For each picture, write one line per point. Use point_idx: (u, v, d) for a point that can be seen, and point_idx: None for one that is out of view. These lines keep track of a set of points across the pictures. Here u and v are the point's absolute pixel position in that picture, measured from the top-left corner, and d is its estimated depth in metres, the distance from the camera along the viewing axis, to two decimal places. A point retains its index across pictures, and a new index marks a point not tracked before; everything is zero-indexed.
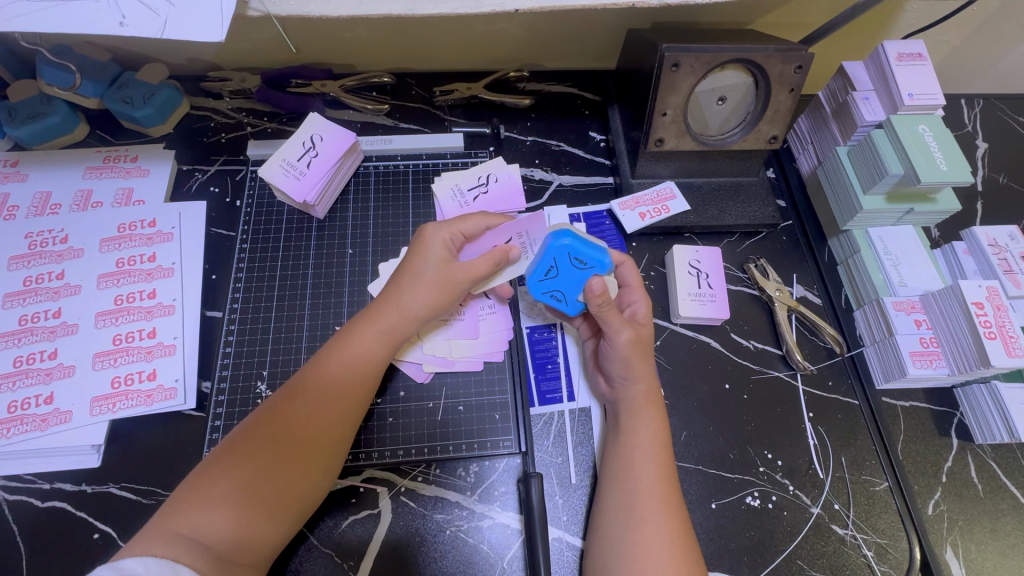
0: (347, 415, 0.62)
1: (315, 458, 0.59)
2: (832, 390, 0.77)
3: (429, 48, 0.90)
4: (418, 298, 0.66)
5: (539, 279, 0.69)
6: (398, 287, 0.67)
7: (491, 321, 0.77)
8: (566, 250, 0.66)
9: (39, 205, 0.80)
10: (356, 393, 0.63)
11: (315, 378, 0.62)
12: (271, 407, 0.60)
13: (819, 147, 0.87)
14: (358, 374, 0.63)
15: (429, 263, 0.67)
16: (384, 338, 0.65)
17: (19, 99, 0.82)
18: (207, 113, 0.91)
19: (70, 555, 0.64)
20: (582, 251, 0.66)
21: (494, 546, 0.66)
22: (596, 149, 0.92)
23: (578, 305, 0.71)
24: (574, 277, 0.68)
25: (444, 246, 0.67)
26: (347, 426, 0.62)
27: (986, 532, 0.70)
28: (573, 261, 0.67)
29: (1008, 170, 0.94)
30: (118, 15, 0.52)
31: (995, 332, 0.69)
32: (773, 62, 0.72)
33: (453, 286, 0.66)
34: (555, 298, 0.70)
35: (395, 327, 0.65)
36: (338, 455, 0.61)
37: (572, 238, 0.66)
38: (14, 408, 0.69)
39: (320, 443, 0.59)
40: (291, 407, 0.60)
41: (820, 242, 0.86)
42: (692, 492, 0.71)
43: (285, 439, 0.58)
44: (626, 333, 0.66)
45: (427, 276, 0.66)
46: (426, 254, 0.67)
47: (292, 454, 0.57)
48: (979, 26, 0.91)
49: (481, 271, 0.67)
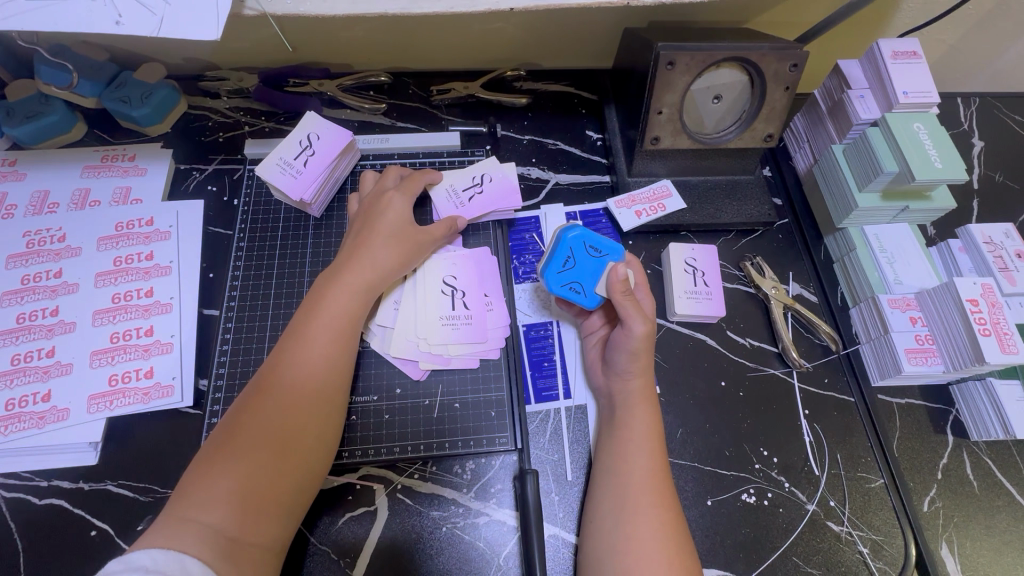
0: (331, 377, 0.63)
1: (308, 424, 0.60)
2: (828, 387, 0.77)
3: (426, 48, 0.91)
4: (383, 257, 0.70)
5: (557, 272, 0.70)
6: (364, 251, 0.70)
7: (483, 349, 0.76)
8: (580, 240, 0.70)
9: (37, 204, 0.81)
10: (337, 355, 0.64)
11: (293, 347, 0.63)
12: (255, 384, 0.61)
13: (815, 145, 0.87)
14: (336, 335, 0.65)
15: (389, 227, 0.73)
16: (359, 299, 0.68)
17: (17, 99, 0.82)
18: (204, 113, 0.91)
19: (67, 552, 0.64)
20: (595, 239, 0.70)
21: (490, 542, 0.67)
22: (593, 147, 0.92)
23: (597, 297, 0.70)
24: (588, 266, 0.70)
25: (400, 211, 0.74)
26: (333, 389, 0.63)
27: (981, 529, 0.70)
28: (590, 251, 0.71)
29: (1004, 168, 0.94)
30: (114, 14, 0.52)
31: (990, 328, 0.69)
32: (767, 60, 0.73)
33: (413, 240, 0.73)
34: (573, 290, 0.70)
35: (366, 287, 0.68)
36: (331, 419, 0.62)
37: (584, 230, 0.71)
38: (12, 406, 0.69)
39: (309, 408, 0.60)
40: (275, 374, 0.61)
41: (816, 240, 0.87)
42: (688, 489, 0.71)
43: (274, 407, 0.59)
44: (642, 325, 0.65)
45: (386, 236, 0.72)
46: (384, 218, 0.73)
47: (284, 422, 0.58)
48: (974, 25, 0.92)
49: (441, 230, 0.76)
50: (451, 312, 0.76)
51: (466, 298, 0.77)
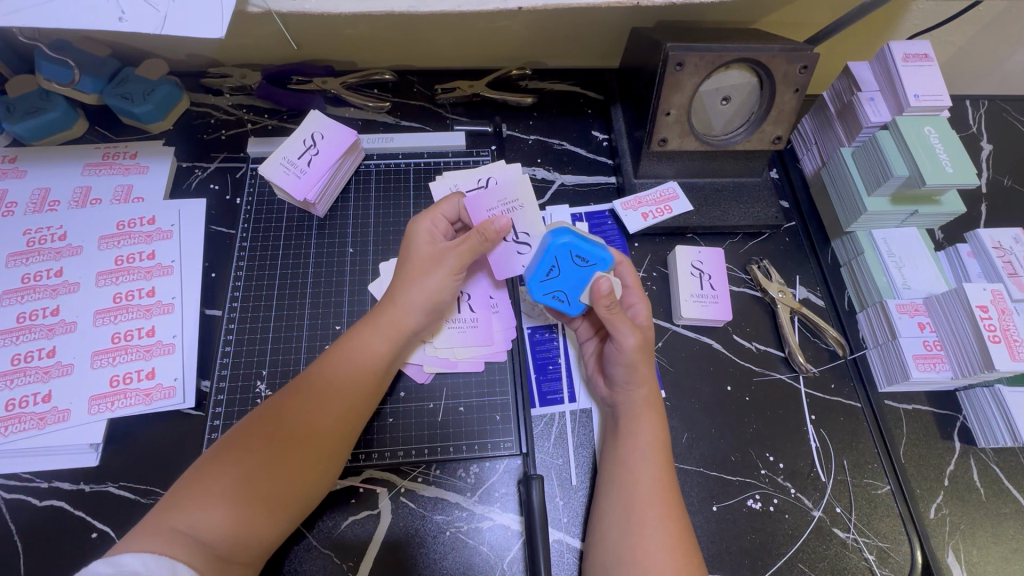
0: (348, 414, 0.62)
1: (317, 456, 0.59)
2: (834, 392, 0.77)
3: (431, 46, 0.90)
4: (415, 292, 0.67)
5: (539, 280, 0.68)
6: (397, 284, 0.68)
7: (487, 353, 0.75)
8: (568, 248, 0.66)
9: (37, 201, 0.80)
10: (358, 391, 0.63)
11: (319, 375, 0.62)
12: (276, 401, 0.60)
13: (823, 147, 0.86)
14: (363, 370, 0.64)
15: (414, 254, 0.68)
16: (385, 337, 0.66)
17: (17, 95, 0.81)
18: (206, 110, 0.90)
19: (67, 554, 0.63)
20: (583, 249, 0.66)
21: (494, 547, 0.66)
22: (599, 148, 0.91)
23: (581, 304, 0.69)
24: (574, 276, 0.67)
25: (427, 236, 0.69)
26: (349, 427, 0.62)
27: (988, 536, 0.70)
28: (576, 259, 0.67)
29: (1013, 172, 0.93)
30: (117, 10, 0.52)
31: (1000, 335, 0.69)
32: (778, 62, 0.72)
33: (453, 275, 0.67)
34: (557, 298, 0.69)
35: (398, 324, 0.66)
36: (338, 456, 0.61)
37: (574, 237, 0.66)
38: (12, 406, 0.68)
39: (319, 443, 0.59)
40: (293, 402, 0.60)
41: (823, 243, 0.86)
42: (693, 494, 0.70)
43: (286, 434, 0.58)
44: (634, 337, 0.64)
45: (424, 272, 0.67)
46: (411, 246, 0.69)
47: (291, 450, 0.57)
48: (984, 27, 0.91)
49: (461, 254, 0.66)
50: (455, 315, 0.75)
51: (472, 302, 0.76)
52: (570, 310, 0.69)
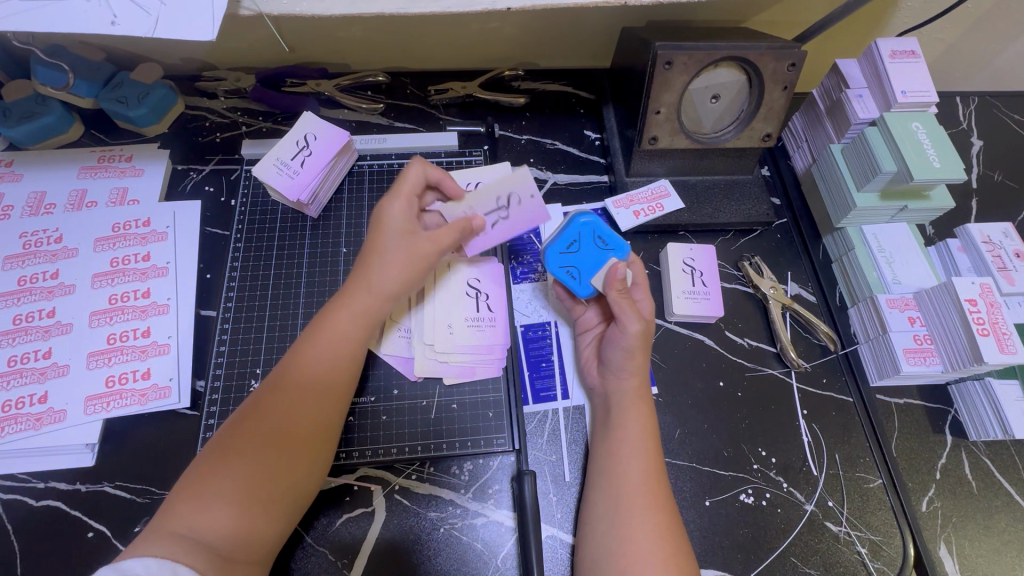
0: (330, 408, 0.62)
1: (303, 449, 0.59)
2: (826, 387, 0.77)
3: (422, 47, 0.91)
4: (387, 276, 0.66)
5: (559, 251, 0.70)
6: (366, 270, 0.67)
7: (483, 362, 0.74)
8: (590, 227, 0.70)
9: (33, 204, 0.80)
10: (332, 386, 0.62)
11: (294, 373, 0.61)
12: (254, 404, 0.60)
13: (813, 145, 0.87)
14: (339, 360, 0.63)
15: (393, 237, 0.68)
16: (360, 323, 0.65)
17: (14, 99, 0.82)
18: (202, 113, 0.91)
19: (65, 555, 0.64)
20: (604, 231, 0.70)
21: (488, 543, 0.66)
22: (591, 147, 0.92)
23: (590, 287, 0.71)
24: (592, 255, 0.70)
25: (404, 218, 0.69)
26: (329, 415, 0.62)
27: (979, 528, 0.70)
28: (598, 241, 0.70)
29: (1003, 168, 0.94)
30: (110, 15, 0.53)
31: (988, 328, 0.69)
32: (765, 60, 0.73)
33: (424, 259, 0.67)
34: (569, 274, 0.71)
35: (370, 308, 0.66)
36: (326, 446, 0.62)
37: (596, 218, 0.71)
38: (9, 407, 0.69)
39: (305, 434, 0.59)
40: (273, 398, 0.60)
41: (814, 240, 0.87)
42: (686, 489, 0.71)
43: (272, 435, 0.58)
44: (637, 324, 0.65)
45: (393, 255, 0.67)
46: (387, 229, 0.68)
47: (276, 448, 0.57)
48: (972, 24, 0.92)
49: (447, 240, 0.68)
50: (475, 318, 0.76)
51: (490, 301, 0.77)
52: (577, 289, 0.71)
